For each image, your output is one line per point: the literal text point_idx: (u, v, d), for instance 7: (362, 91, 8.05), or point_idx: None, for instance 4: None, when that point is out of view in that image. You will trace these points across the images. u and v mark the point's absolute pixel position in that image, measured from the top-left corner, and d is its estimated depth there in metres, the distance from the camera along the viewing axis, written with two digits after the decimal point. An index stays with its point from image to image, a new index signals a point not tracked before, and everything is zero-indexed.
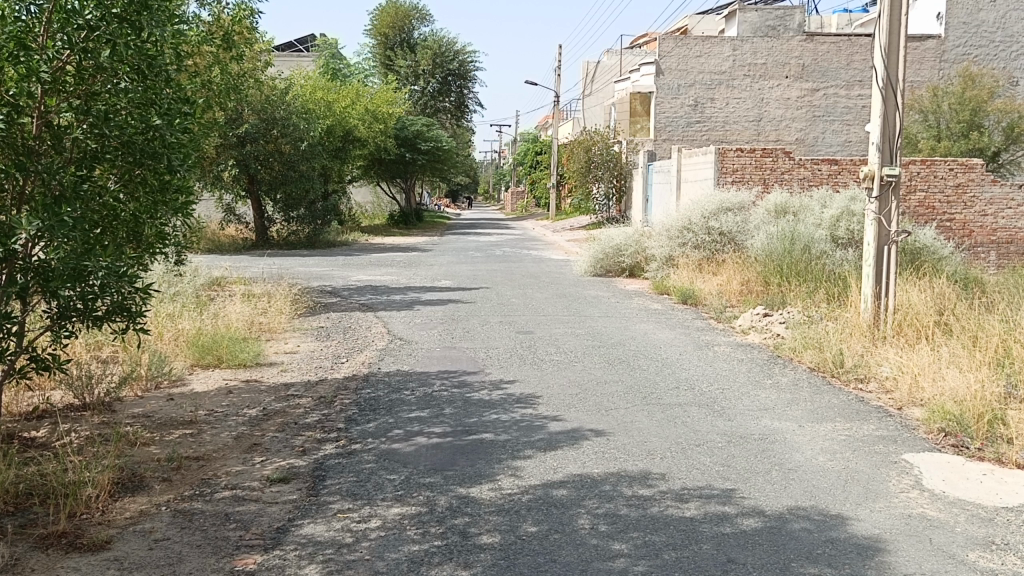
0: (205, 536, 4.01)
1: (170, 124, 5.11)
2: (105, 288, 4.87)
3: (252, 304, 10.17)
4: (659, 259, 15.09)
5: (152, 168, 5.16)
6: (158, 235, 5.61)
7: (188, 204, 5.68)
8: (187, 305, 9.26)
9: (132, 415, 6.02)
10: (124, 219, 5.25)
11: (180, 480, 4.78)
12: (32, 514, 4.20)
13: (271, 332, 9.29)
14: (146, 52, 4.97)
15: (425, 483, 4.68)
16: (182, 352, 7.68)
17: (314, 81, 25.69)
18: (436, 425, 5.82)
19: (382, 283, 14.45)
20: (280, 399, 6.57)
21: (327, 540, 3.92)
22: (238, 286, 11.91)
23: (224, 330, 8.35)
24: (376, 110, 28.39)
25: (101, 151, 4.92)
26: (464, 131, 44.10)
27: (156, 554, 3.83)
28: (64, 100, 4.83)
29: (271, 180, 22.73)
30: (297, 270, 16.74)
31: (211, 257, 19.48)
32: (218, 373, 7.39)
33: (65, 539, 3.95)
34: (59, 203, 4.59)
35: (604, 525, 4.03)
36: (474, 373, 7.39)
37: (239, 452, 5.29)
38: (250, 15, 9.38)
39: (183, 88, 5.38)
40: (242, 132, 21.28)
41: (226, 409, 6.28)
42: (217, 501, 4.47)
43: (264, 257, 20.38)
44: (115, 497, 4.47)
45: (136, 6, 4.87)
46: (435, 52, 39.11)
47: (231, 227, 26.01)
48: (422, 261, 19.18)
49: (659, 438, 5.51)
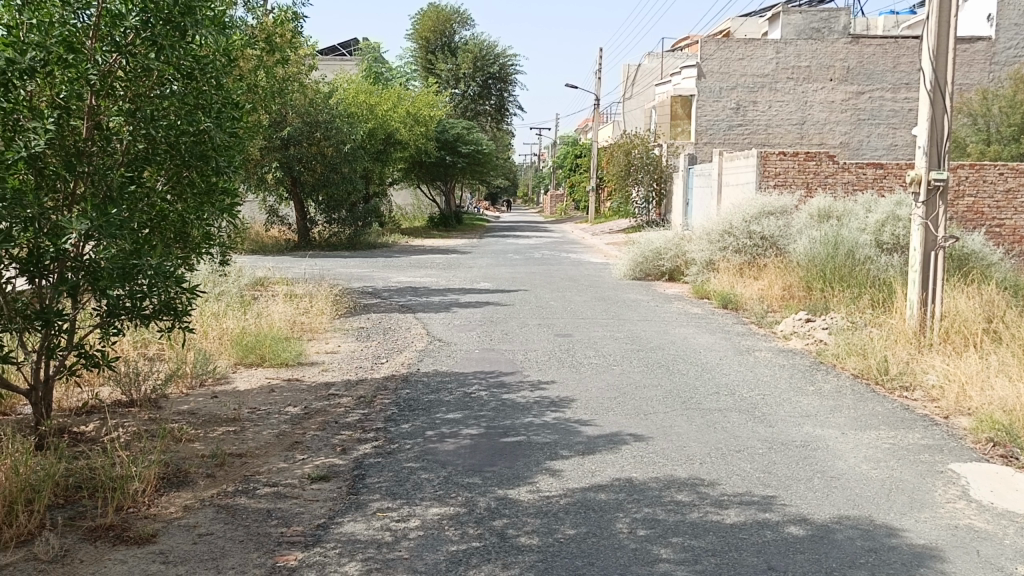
0: (248, 532, 4.08)
1: (218, 127, 5.22)
2: (153, 288, 5.02)
3: (294, 305, 10.32)
4: (699, 264, 14.94)
5: (200, 170, 5.29)
6: (205, 235, 5.70)
7: (235, 205, 5.78)
8: (231, 304, 9.44)
9: (178, 412, 6.14)
10: (170, 220, 5.35)
11: (224, 476, 4.87)
12: (82, 508, 4.32)
13: (312, 331, 9.41)
14: (192, 54, 5.07)
15: (464, 483, 4.71)
16: (226, 351, 7.82)
17: (356, 85, 25.99)
18: (474, 426, 5.84)
19: (421, 285, 14.53)
20: (321, 398, 6.66)
21: (367, 539, 3.96)
22: (280, 287, 12.07)
23: (267, 330, 8.48)
24: (417, 113, 28.60)
25: (151, 153, 5.04)
26: (503, 133, 44.21)
27: (200, 548, 3.90)
28: (113, 104, 4.96)
29: (313, 182, 22.99)
30: (338, 271, 16.93)
31: (254, 258, 19.76)
32: (261, 372, 7.51)
33: (113, 531, 4.05)
34: (108, 204, 4.73)
35: (643, 530, 4.02)
36: (512, 374, 7.43)
37: (281, 450, 5.37)
38: (294, 19, 9.51)
39: (231, 91, 5.49)
40: (285, 135, 21.52)
41: (269, 407, 6.38)
42: (260, 497, 4.54)
43: (306, 258, 20.62)
44: (161, 492, 4.57)
45: (181, 8, 4.95)
46: (477, 56, 39.24)
47: (274, 229, 26.30)
48: (461, 263, 19.26)
49: (699, 443, 5.47)
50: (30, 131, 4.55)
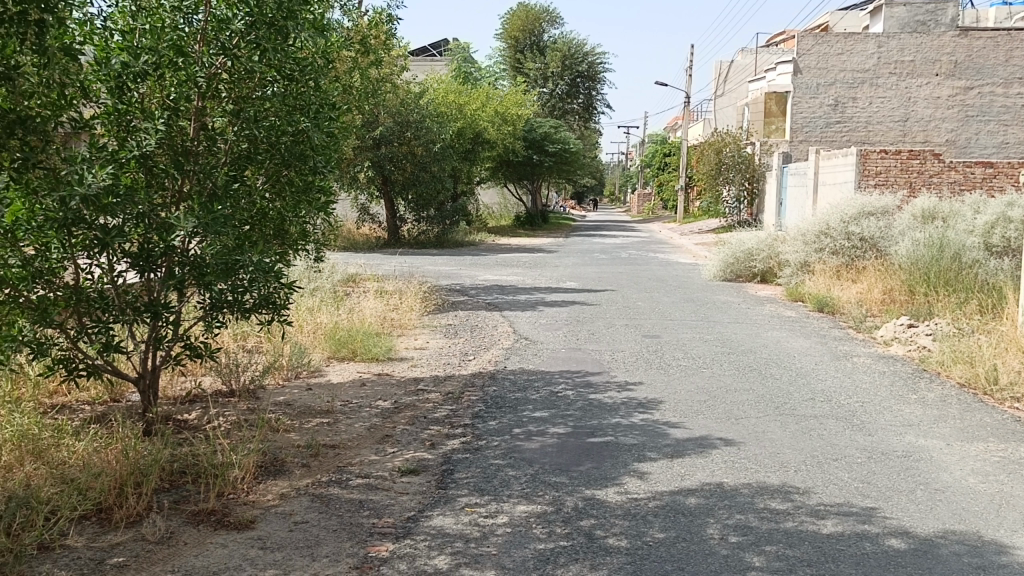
0: (341, 521, 4.19)
1: (317, 127, 5.36)
2: (253, 283, 5.20)
3: (385, 301, 10.53)
4: (793, 265, 14.51)
5: (299, 169, 5.45)
6: (302, 232, 5.86)
7: (331, 204, 5.93)
8: (325, 300, 9.70)
9: (275, 403, 6.35)
10: (270, 216, 5.49)
11: (318, 466, 5.01)
12: (186, 492, 4.51)
13: (402, 327, 9.58)
14: (293, 57, 5.23)
15: (552, 482, 4.70)
16: (319, 344, 8.04)
17: (446, 85, 26.34)
18: (561, 425, 5.83)
19: (508, 283, 14.61)
20: (410, 393, 6.78)
21: (455, 533, 4.01)
22: (372, 283, 12.33)
23: (358, 325, 8.68)
24: (505, 112, 28.76)
25: (253, 152, 5.22)
26: (591, 132, 44.05)
27: (295, 535, 4.02)
28: (219, 105, 5.16)
29: (404, 181, 23.41)
30: (426, 269, 17.18)
31: (346, 255, 20.26)
32: (353, 366, 7.70)
33: (214, 516, 4.22)
34: (213, 201, 4.92)
35: (734, 536, 3.93)
36: (599, 374, 7.39)
37: (372, 442, 5.49)
38: (388, 20, 9.70)
39: (329, 92, 5.64)
40: (377, 135, 21.96)
41: (360, 400, 6.53)
42: (352, 488, 4.65)
43: (396, 255, 21.01)
44: (260, 480, 4.73)
45: (283, 12, 5.12)
46: (565, 54, 39.17)
47: (365, 226, 26.89)
48: (547, 262, 19.27)
49: (793, 450, 5.32)
50: (142, 131, 4.84)
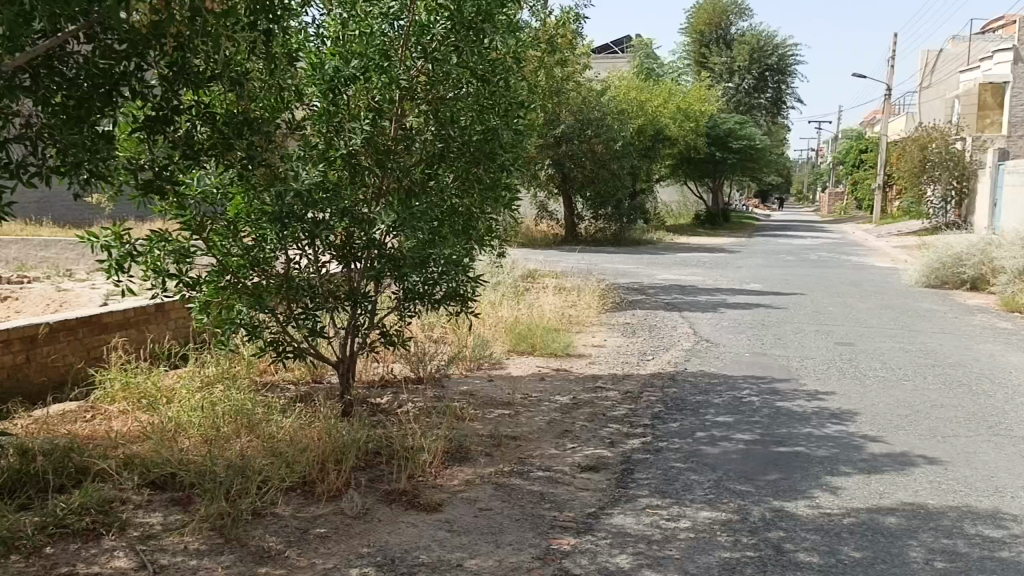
0: (523, 512, 4.28)
1: (506, 125, 5.50)
2: (443, 276, 5.44)
3: (564, 298, 10.64)
4: (1010, 273, 13.20)
5: (487, 167, 5.60)
6: (488, 228, 6.04)
7: (517, 200, 6.07)
8: (507, 294, 9.93)
9: (459, 392, 6.59)
10: (460, 212, 5.65)
11: (501, 456, 5.15)
12: (380, 471, 4.78)
13: (580, 324, 9.64)
14: (487, 58, 5.39)
15: (736, 490, 4.57)
16: (501, 338, 8.26)
17: (628, 82, 26.20)
18: (746, 431, 5.65)
19: (688, 283, 14.32)
20: (589, 390, 6.81)
21: (636, 534, 3.99)
22: (551, 279, 12.49)
23: (538, 320, 8.82)
24: (688, 109, 28.19)
25: (446, 151, 5.43)
26: (778, 128, 42.27)
27: (480, 521, 4.15)
28: (417, 105, 5.41)
29: (583, 179, 23.50)
30: (604, 266, 17.18)
31: (525, 251, 20.61)
32: (533, 360, 7.84)
33: (406, 496, 4.44)
34: (410, 197, 5.18)
35: (941, 562, 3.65)
36: (786, 381, 7.09)
37: (552, 436, 5.57)
38: (575, 19, 9.78)
39: (519, 91, 5.76)
40: (559, 133, 22.20)
41: (540, 394, 6.64)
42: (533, 480, 4.74)
43: (575, 252, 21.14)
44: (446, 465, 4.93)
45: (480, 15, 5.28)
46: (754, 47, 37.79)
47: (543, 223, 27.26)
48: (729, 263, 18.72)
49: (1010, 474, 4.85)
50: (350, 130, 5.15)
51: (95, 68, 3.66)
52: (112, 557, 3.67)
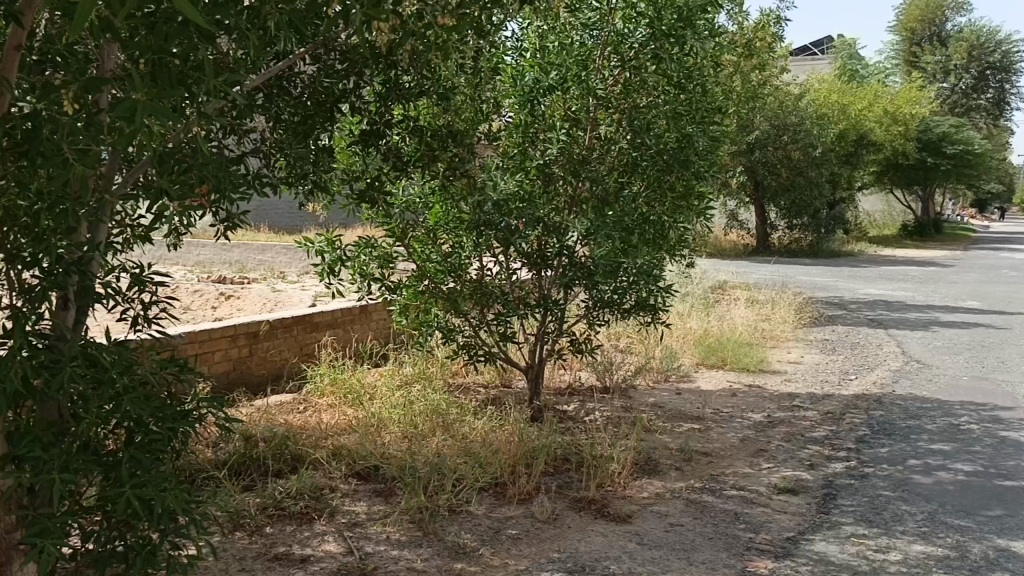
0: (716, 530, 4.15)
1: (702, 132, 5.35)
2: (633, 285, 5.42)
3: (757, 310, 10.25)
4: None
5: (683, 176, 5.35)
6: (680, 238, 5.92)
7: (711, 209, 5.91)
8: (696, 306, 9.72)
9: (647, 403, 6.51)
10: (651, 221, 5.45)
11: (692, 472, 5.03)
12: (569, 478, 4.81)
13: (774, 338, 9.25)
14: (685, 65, 5.27)
15: (955, 525, 4.20)
16: (690, 350, 8.08)
17: (828, 85, 24.91)
18: (965, 462, 5.18)
19: (894, 299, 13.36)
20: (785, 408, 6.51)
21: (840, 563, 3.76)
22: (742, 291, 12.09)
23: (730, 333, 8.55)
24: (896, 112, 26.37)
25: (641, 159, 5.27)
26: (1000, 130, 38.54)
27: (672, 537, 4.07)
28: (613, 114, 5.40)
29: (778, 187, 22.56)
30: (799, 279, 16.38)
31: (714, 262, 20.05)
32: (723, 374, 7.61)
33: (595, 505, 4.44)
34: (603, 206, 5.18)
35: None
36: (1011, 410, 6.43)
37: (746, 454, 5.38)
38: (775, 21, 9.43)
39: (716, 97, 5.59)
40: (753, 139, 21.48)
41: (732, 410, 6.43)
42: (726, 498, 4.59)
43: (767, 264, 20.32)
44: (636, 477, 4.88)
45: (681, 22, 5.12)
46: (973, 44, 34.73)
47: (733, 233, 26.43)
48: (942, 278, 17.28)
49: None
50: (546, 140, 5.23)
51: (318, 86, 3.96)
52: (323, 541, 3.94)
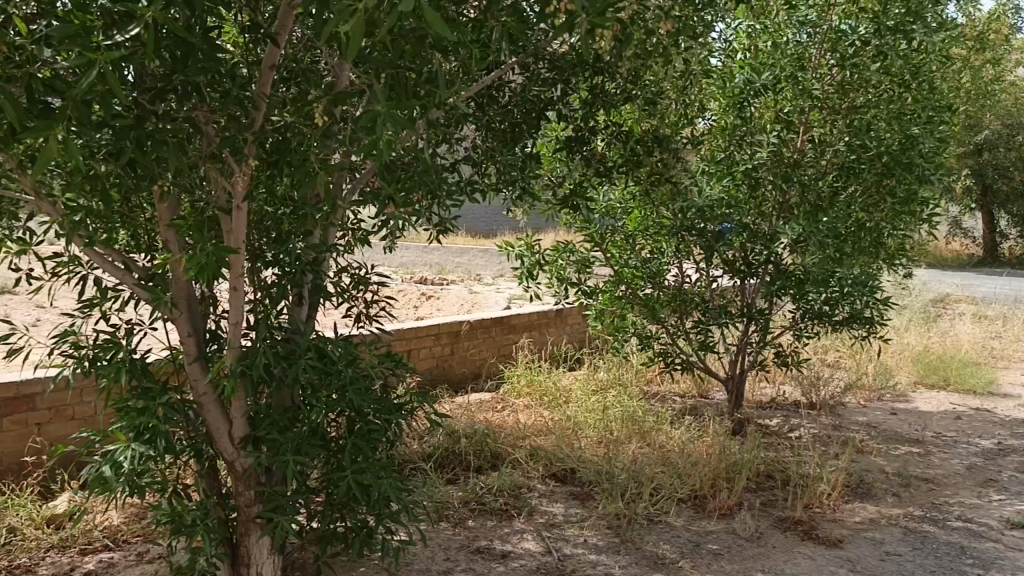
0: (939, 564, 3.84)
1: (930, 134, 4.90)
2: (847, 295, 5.13)
3: (985, 327, 9.34)
4: None
5: (905, 180, 4.97)
6: (900, 246, 5.50)
7: (935, 215, 5.46)
8: (914, 320, 9.01)
9: (858, 422, 6.11)
10: (868, 227, 5.12)
11: (910, 498, 4.67)
12: (773, 496, 4.61)
13: (1006, 359, 8.39)
14: (913, 61, 4.83)
15: None
16: (907, 367, 7.50)
17: None
18: None
19: None
20: (1020, 436, 5.88)
21: None
22: (967, 306, 11.07)
23: (953, 350, 7.85)
24: None
25: (859, 162, 4.94)
26: None
27: (888, 566, 3.81)
28: (829, 116, 5.08)
29: (1010, 192, 20.44)
30: None
31: (933, 273, 18.49)
32: (945, 396, 7.00)
33: (802, 526, 4.24)
34: (817, 212, 4.89)
35: None
36: None
37: (973, 484, 4.92)
38: (1013, 10, 8.58)
39: (947, 94, 5.09)
40: (981, 139, 19.65)
41: (956, 435, 5.90)
42: (951, 530, 4.22)
43: (997, 276, 18.45)
44: (847, 500, 4.59)
45: (909, 15, 4.73)
46: None
47: (955, 242, 24.24)
48: None
49: None
50: (755, 144, 5.05)
51: (528, 95, 4.04)
52: (522, 539, 4.03)
